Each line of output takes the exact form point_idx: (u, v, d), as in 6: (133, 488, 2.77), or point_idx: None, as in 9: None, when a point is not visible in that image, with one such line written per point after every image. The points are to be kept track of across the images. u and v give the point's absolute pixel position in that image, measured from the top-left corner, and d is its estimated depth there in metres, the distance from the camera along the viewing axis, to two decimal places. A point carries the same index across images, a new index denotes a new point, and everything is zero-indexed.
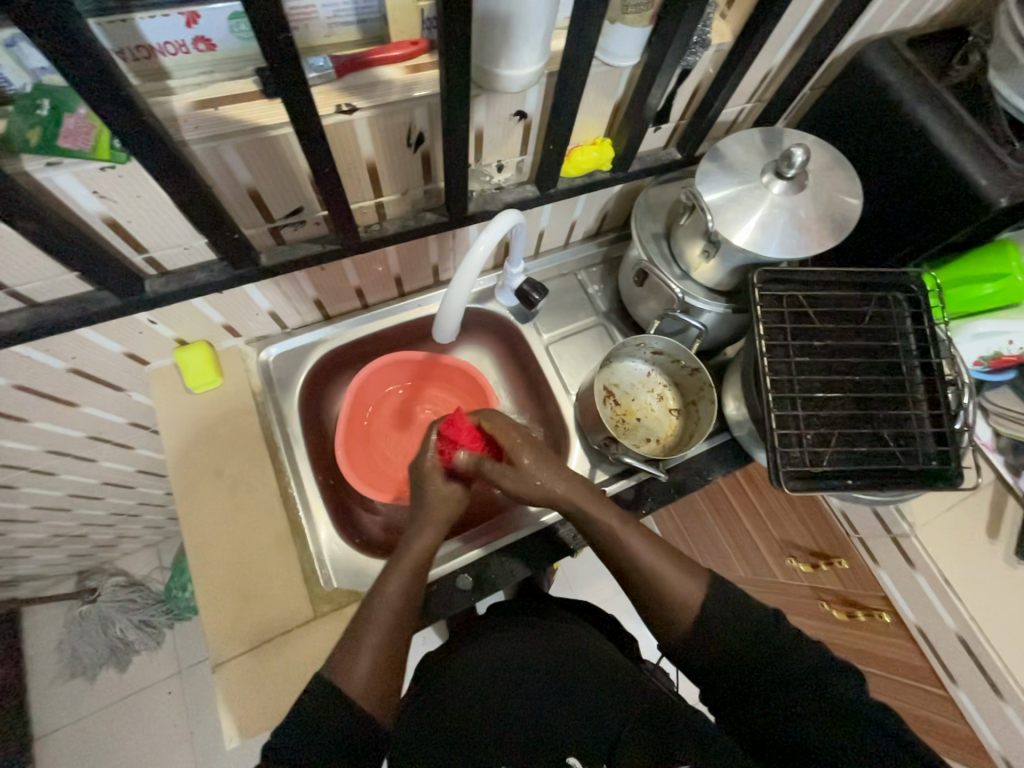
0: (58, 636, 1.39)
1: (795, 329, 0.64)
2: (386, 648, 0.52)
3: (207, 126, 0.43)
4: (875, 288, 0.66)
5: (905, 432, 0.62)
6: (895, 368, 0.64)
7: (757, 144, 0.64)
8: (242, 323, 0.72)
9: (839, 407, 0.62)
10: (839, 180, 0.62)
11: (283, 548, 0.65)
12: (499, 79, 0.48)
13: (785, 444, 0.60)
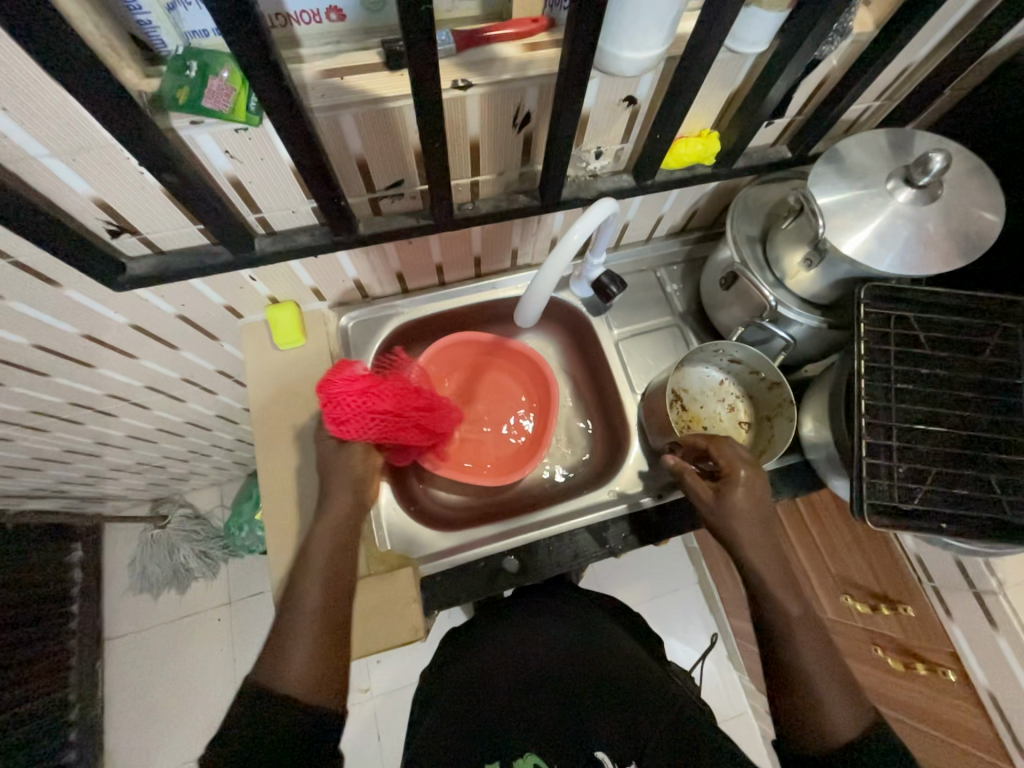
0: (132, 553, 1.55)
1: (899, 352, 0.59)
2: (321, 643, 0.53)
3: (333, 95, 0.45)
4: (998, 317, 0.60)
5: (1016, 480, 0.55)
6: (1013, 408, 0.58)
7: (884, 147, 0.59)
8: (329, 288, 0.76)
9: (941, 443, 0.57)
10: (977, 192, 0.56)
11: (309, 517, 0.68)
12: (618, 61, 0.47)
13: (873, 475, 0.56)
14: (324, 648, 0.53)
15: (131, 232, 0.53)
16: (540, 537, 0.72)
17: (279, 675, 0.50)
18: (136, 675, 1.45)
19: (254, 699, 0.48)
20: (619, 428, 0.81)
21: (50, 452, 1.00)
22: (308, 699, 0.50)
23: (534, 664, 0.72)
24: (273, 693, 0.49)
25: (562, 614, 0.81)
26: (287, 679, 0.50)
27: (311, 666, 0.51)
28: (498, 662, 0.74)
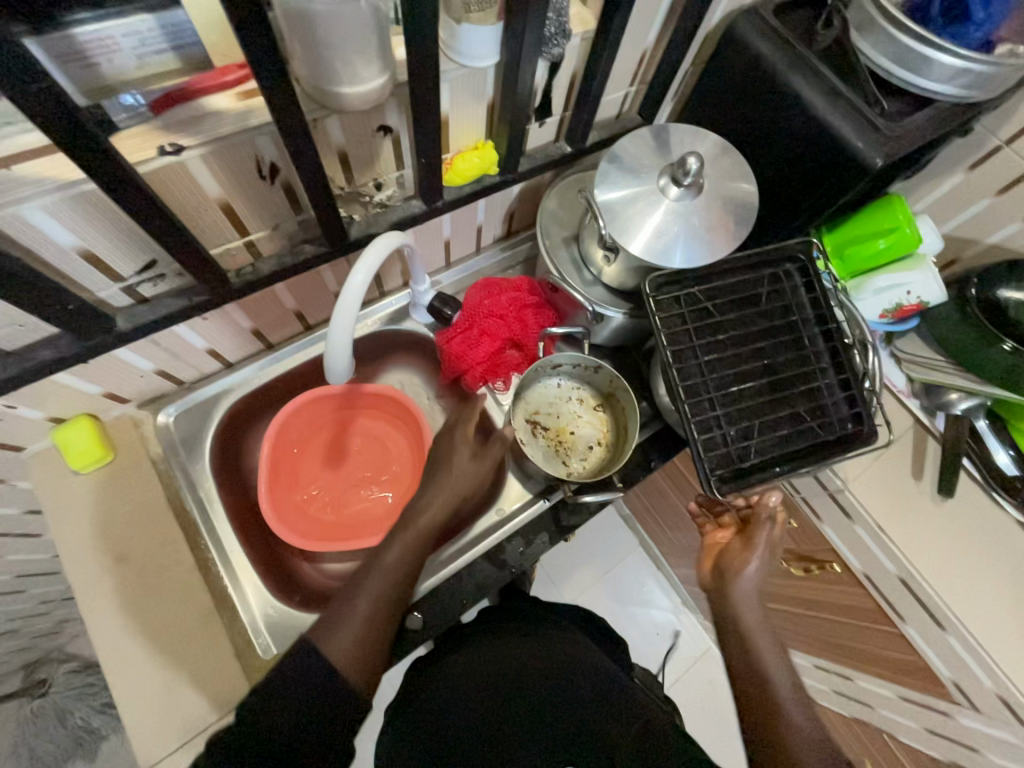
0: (11, 740, 1.29)
1: (698, 326, 0.64)
2: (371, 623, 0.53)
3: (2, 191, 0.37)
4: (764, 268, 0.67)
5: (820, 404, 0.63)
6: (799, 343, 0.65)
7: (649, 144, 0.63)
8: (127, 389, 0.65)
9: (757, 397, 0.63)
10: (731, 170, 0.62)
11: (163, 658, 0.58)
12: (340, 97, 0.44)
13: (710, 450, 0.60)
14: (371, 638, 0.52)
15: None
16: (438, 582, 0.69)
17: (327, 643, 0.50)
18: None
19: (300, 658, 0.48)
20: (494, 441, 0.80)
21: None
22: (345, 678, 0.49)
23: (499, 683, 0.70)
24: (316, 666, 0.48)
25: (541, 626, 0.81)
26: (332, 648, 0.50)
27: (358, 642, 0.51)
28: (463, 682, 0.70)
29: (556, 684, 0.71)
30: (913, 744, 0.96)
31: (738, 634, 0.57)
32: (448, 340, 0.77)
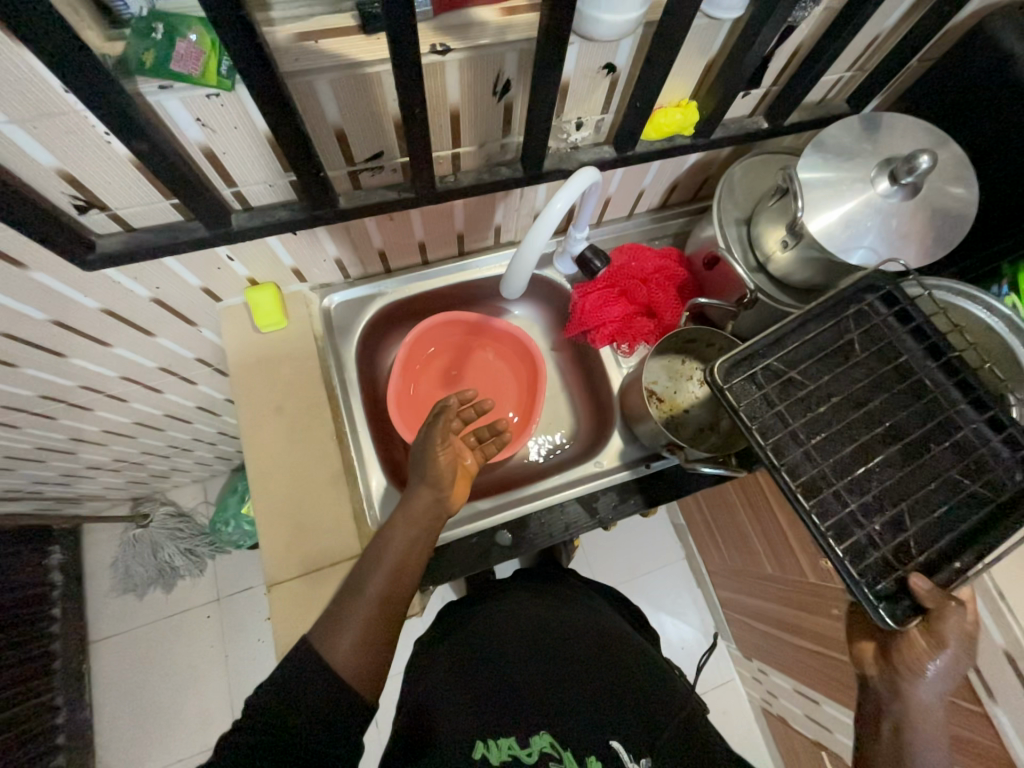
0: (113, 554, 1.52)
1: (784, 408, 0.52)
2: (370, 625, 0.51)
3: (307, 59, 0.43)
4: (847, 310, 0.55)
5: (975, 463, 0.51)
6: (915, 389, 0.54)
7: (866, 135, 0.60)
8: (310, 269, 0.74)
9: (897, 472, 0.51)
10: (950, 177, 0.58)
11: (300, 501, 0.68)
12: (596, 24, 0.46)
13: (860, 560, 0.48)
14: (374, 636, 0.51)
15: (100, 207, 0.51)
16: (531, 510, 0.74)
17: (328, 647, 0.49)
18: (124, 678, 1.43)
19: (304, 667, 0.48)
20: (605, 399, 0.83)
21: (22, 450, 0.98)
22: (351, 679, 0.49)
23: (554, 633, 0.71)
24: (315, 669, 0.48)
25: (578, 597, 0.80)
26: (332, 653, 0.49)
27: (359, 642, 0.50)
28: (501, 628, 0.72)
29: (608, 652, 0.69)
30: None
31: (896, 726, 0.49)
32: (585, 294, 0.79)
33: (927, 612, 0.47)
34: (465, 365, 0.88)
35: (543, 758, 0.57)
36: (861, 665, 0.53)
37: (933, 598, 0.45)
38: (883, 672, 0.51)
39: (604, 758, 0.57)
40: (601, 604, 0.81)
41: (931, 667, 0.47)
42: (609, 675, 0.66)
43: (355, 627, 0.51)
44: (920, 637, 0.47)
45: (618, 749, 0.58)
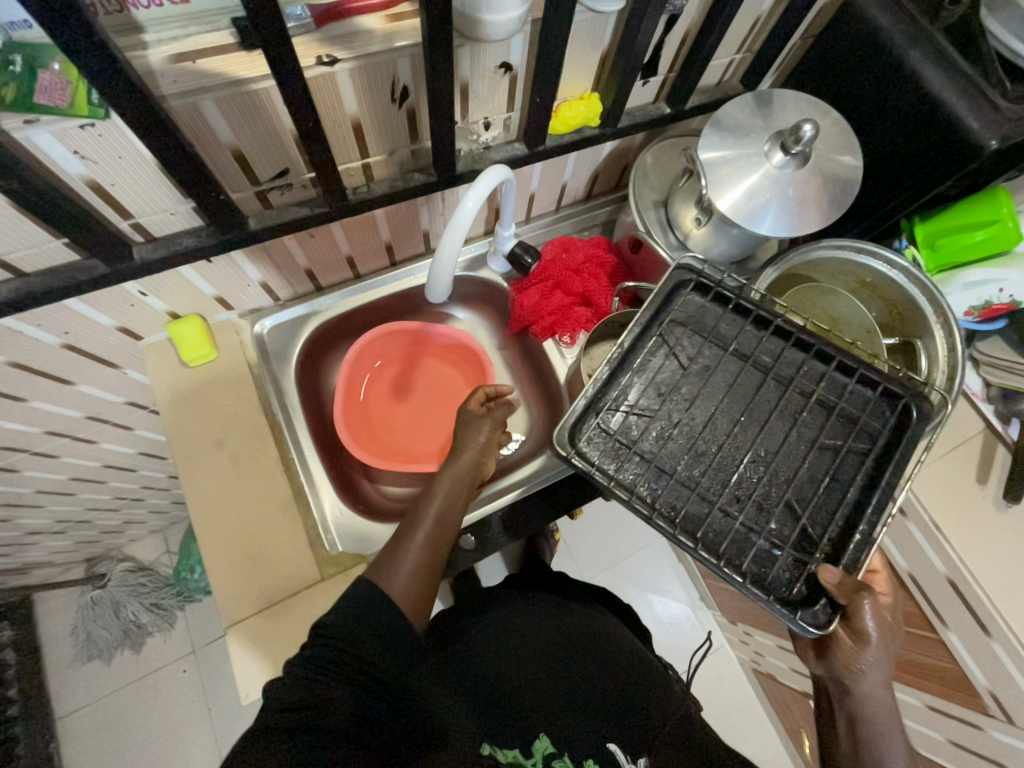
0: (71, 622, 1.42)
1: (641, 449, 0.52)
2: (423, 563, 0.57)
3: (185, 81, 0.42)
4: (664, 321, 0.56)
5: (838, 419, 0.52)
6: (761, 367, 0.54)
7: (756, 111, 0.63)
8: (235, 295, 0.72)
9: (771, 461, 0.52)
10: (835, 142, 0.62)
11: (250, 536, 0.66)
12: (480, 25, 0.47)
13: (772, 571, 0.49)
14: (424, 572, 0.56)
15: None
16: (492, 511, 0.74)
17: (388, 579, 0.55)
18: (99, 751, 1.34)
19: (366, 594, 0.52)
20: (555, 394, 0.84)
21: None
22: (406, 609, 0.53)
23: (555, 639, 0.69)
24: (379, 597, 0.51)
25: (568, 603, 0.79)
26: (393, 585, 0.54)
27: (414, 579, 0.55)
28: (507, 636, 0.67)
29: (598, 652, 0.69)
30: (933, 756, 0.94)
31: (851, 720, 0.53)
32: (522, 292, 0.81)
33: (843, 605, 0.48)
34: (415, 375, 0.88)
35: (548, 762, 0.53)
36: (807, 663, 0.56)
37: (844, 590, 0.47)
38: (826, 669, 0.53)
39: (604, 762, 0.56)
40: (590, 606, 0.81)
41: (863, 663, 0.50)
42: (609, 683, 0.65)
43: (409, 565, 0.56)
44: (846, 634, 0.50)
45: (616, 752, 0.57)
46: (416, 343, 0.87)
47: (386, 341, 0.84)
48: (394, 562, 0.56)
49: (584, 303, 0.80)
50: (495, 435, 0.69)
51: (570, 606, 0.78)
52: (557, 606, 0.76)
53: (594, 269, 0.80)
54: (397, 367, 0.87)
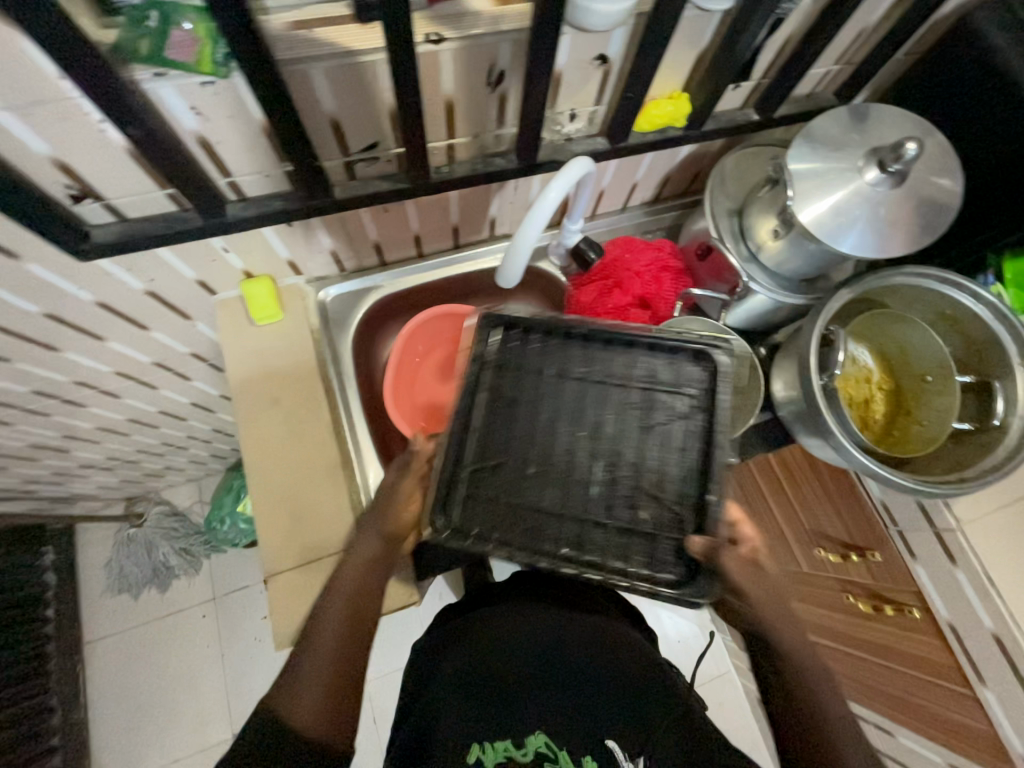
0: (107, 555, 1.51)
1: (525, 505, 0.51)
2: (331, 684, 0.49)
3: (302, 47, 0.44)
4: (481, 368, 0.55)
5: (627, 405, 0.52)
6: (563, 375, 0.54)
7: (853, 124, 0.61)
8: (305, 261, 0.74)
9: (608, 468, 0.50)
10: (935, 164, 0.59)
11: (297, 494, 0.68)
12: (588, 13, 0.47)
13: (615, 547, 0.49)
14: (334, 687, 0.49)
15: (94, 197, 0.51)
16: None
17: (291, 710, 0.47)
18: (119, 678, 1.42)
19: (269, 731, 0.46)
20: None
21: (14, 447, 0.97)
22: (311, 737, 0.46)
23: (548, 641, 0.66)
24: (289, 744, 0.46)
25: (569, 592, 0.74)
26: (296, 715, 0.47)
27: (324, 701, 0.48)
28: (499, 638, 0.66)
29: (595, 637, 0.67)
30: None
31: None
32: (580, 287, 0.80)
33: (713, 566, 0.48)
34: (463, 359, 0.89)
35: (540, 759, 0.57)
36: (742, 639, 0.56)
37: (707, 549, 0.47)
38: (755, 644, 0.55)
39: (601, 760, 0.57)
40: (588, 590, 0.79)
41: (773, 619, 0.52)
42: (606, 686, 0.62)
43: (316, 688, 0.48)
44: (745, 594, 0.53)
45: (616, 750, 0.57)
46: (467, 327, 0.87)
47: (440, 323, 0.84)
48: (298, 674, 0.49)
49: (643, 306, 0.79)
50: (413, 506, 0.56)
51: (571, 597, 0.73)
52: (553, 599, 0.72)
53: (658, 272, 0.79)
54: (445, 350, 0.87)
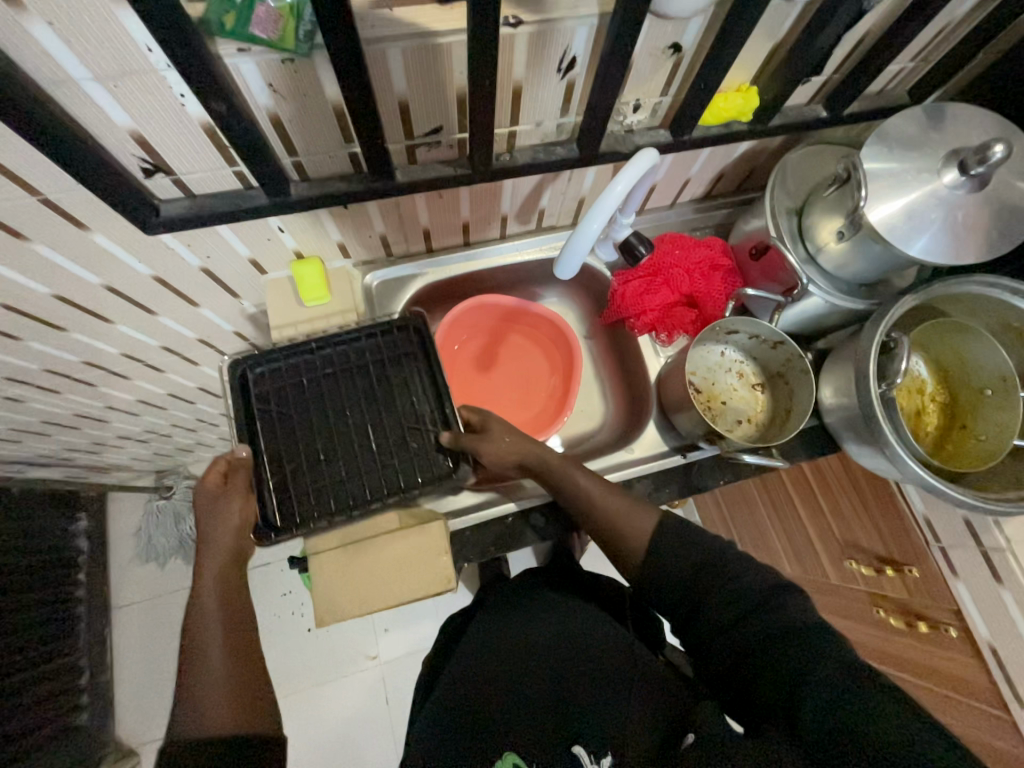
0: (136, 524, 1.55)
1: (336, 493, 0.65)
2: (235, 656, 0.56)
3: (384, 27, 0.44)
4: (251, 401, 0.67)
5: (327, 375, 0.69)
6: (292, 370, 0.69)
7: (931, 124, 0.59)
8: (355, 244, 0.75)
9: (344, 438, 0.67)
10: (1016, 167, 0.57)
11: None
12: (673, 1, 0.46)
13: (410, 468, 0.67)
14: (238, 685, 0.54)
15: (165, 172, 0.52)
16: None
17: (192, 719, 0.51)
18: (143, 644, 1.46)
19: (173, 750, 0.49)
20: (643, 393, 0.83)
21: (60, 415, 1.00)
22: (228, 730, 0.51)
23: (530, 643, 0.70)
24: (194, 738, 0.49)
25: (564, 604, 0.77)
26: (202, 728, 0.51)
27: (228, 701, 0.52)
28: (491, 645, 0.73)
29: (574, 639, 0.69)
30: None
31: None
32: (626, 282, 0.79)
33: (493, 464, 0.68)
34: (502, 350, 0.90)
35: None
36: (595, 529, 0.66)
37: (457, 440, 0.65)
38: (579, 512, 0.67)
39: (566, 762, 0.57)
40: (578, 602, 0.78)
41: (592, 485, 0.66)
42: (587, 680, 0.64)
43: (222, 675, 0.54)
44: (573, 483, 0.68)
45: (580, 753, 0.57)
46: (505, 318, 0.87)
47: (481, 313, 0.85)
48: (197, 680, 0.54)
49: (689, 303, 0.79)
50: (247, 512, 0.63)
51: (562, 605, 0.76)
52: (544, 610, 0.75)
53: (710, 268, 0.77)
54: (484, 342, 0.89)
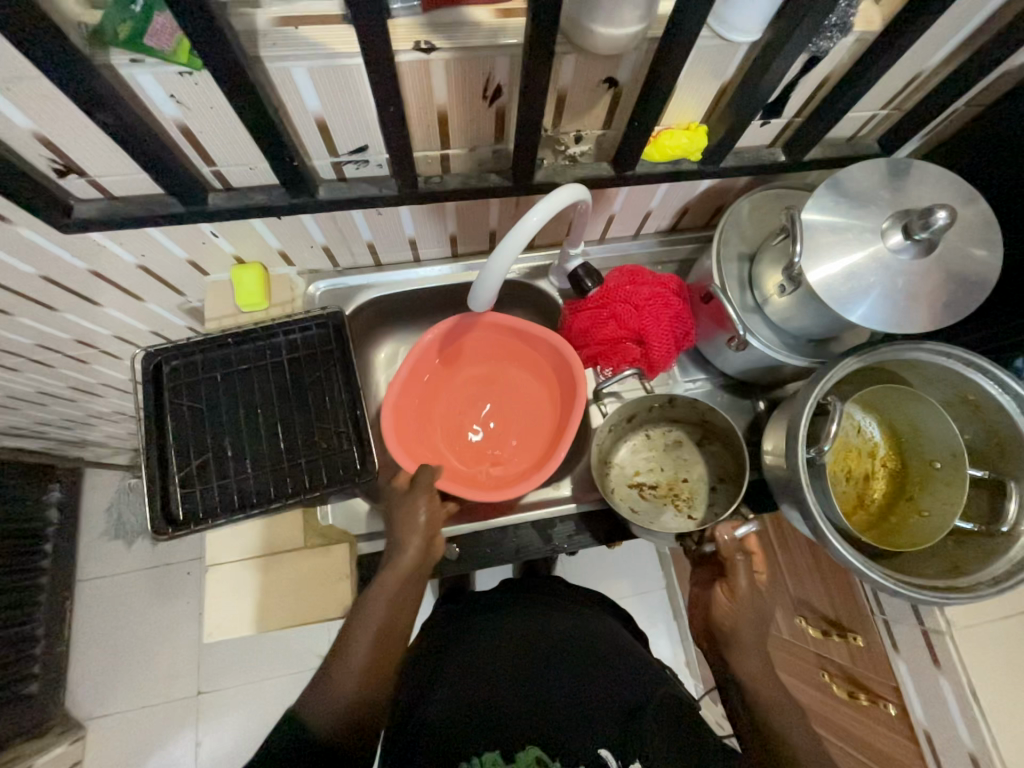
0: (108, 501, 1.54)
1: (238, 491, 0.64)
2: (377, 653, 0.54)
3: (286, 46, 0.42)
4: (161, 396, 0.66)
5: (245, 371, 0.69)
6: (213, 365, 0.68)
7: (883, 180, 0.55)
8: (297, 252, 0.74)
9: (252, 435, 0.66)
10: (966, 232, 0.53)
11: None
12: (592, 36, 0.44)
13: (317, 468, 0.66)
14: (373, 673, 0.53)
15: (78, 173, 0.51)
16: (486, 529, 0.72)
17: (328, 691, 0.51)
18: (99, 622, 1.45)
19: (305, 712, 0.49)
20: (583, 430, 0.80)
21: (25, 392, 0.99)
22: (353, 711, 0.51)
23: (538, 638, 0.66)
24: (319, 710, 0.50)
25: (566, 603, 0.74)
26: (336, 697, 0.51)
27: (361, 688, 0.52)
28: (498, 629, 0.68)
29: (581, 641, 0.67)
30: None
31: None
32: (575, 312, 0.75)
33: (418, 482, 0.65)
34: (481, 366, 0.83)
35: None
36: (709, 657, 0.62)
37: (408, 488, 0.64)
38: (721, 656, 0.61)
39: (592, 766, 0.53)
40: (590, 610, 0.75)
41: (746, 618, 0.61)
42: (594, 678, 0.61)
43: (359, 661, 0.53)
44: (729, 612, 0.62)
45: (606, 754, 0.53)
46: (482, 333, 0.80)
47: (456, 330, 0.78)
48: (340, 660, 0.53)
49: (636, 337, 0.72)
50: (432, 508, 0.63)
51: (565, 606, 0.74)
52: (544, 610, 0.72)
53: (657, 304, 0.71)
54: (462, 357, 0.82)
